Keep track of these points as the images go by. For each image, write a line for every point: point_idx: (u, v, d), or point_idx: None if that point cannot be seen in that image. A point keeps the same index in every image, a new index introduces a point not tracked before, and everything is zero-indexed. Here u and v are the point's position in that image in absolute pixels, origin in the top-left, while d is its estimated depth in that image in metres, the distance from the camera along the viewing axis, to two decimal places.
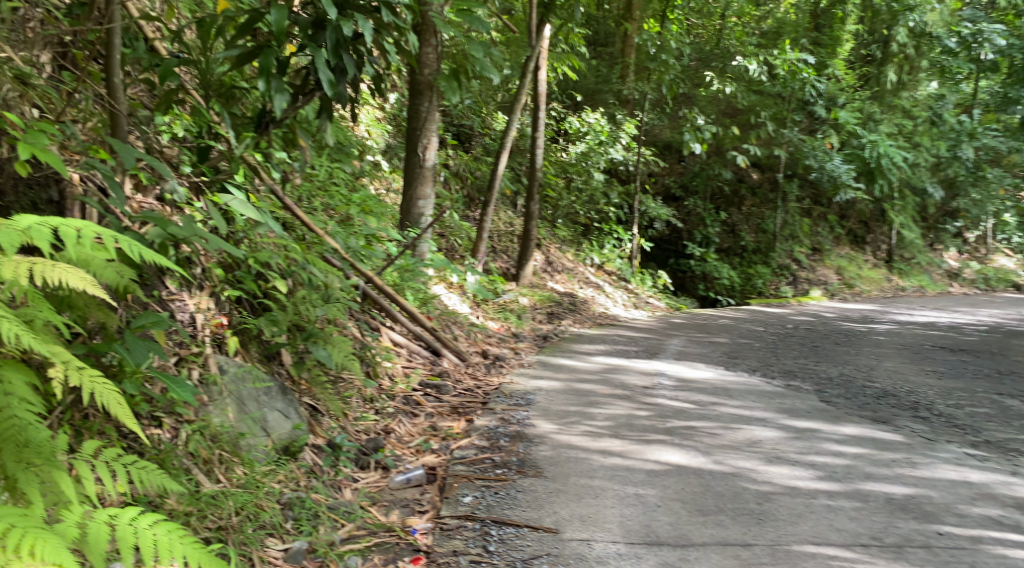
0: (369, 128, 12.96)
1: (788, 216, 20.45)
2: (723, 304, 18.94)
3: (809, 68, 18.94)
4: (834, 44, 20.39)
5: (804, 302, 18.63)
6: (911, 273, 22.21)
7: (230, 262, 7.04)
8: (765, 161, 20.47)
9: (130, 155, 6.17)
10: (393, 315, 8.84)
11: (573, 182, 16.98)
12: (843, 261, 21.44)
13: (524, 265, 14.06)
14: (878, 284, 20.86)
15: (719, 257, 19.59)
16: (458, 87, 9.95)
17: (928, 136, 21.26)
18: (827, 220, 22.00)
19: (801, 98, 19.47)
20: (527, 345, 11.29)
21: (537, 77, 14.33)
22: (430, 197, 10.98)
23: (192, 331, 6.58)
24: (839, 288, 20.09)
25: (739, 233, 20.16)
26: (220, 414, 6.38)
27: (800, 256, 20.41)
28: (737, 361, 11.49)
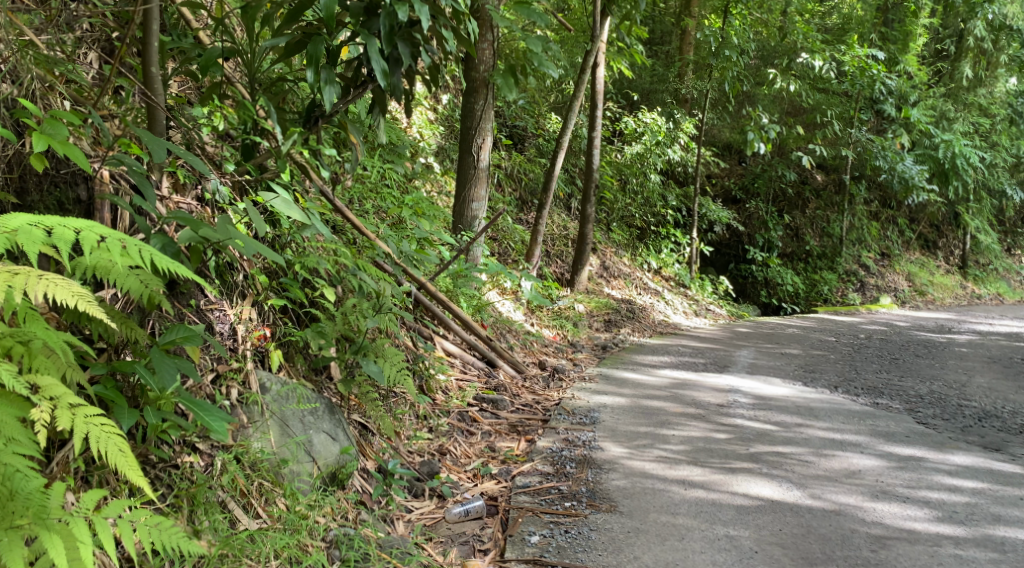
0: (421, 129, 12.40)
1: (856, 219, 19.93)
2: (787, 311, 18.14)
3: (878, 65, 18.06)
4: (905, 40, 19.68)
5: (873, 309, 17.87)
6: (986, 279, 22.02)
7: (274, 268, 6.49)
8: (831, 162, 19.75)
9: (161, 149, 5.56)
10: (446, 323, 8.29)
11: (629, 184, 16.32)
12: (913, 266, 20.71)
13: (580, 270, 13.42)
14: (950, 291, 20.19)
15: (781, 262, 18.77)
16: (516, 84, 9.37)
17: (1005, 136, 21.73)
18: (896, 224, 21.29)
19: (868, 97, 18.87)
20: (585, 355, 10.71)
21: (596, 75, 13.65)
22: (483, 199, 10.38)
23: (232, 345, 6.03)
24: (909, 295, 19.36)
25: (804, 237, 19.26)
26: (261, 439, 5.85)
27: (868, 261, 19.81)
28: (811, 377, 10.80)
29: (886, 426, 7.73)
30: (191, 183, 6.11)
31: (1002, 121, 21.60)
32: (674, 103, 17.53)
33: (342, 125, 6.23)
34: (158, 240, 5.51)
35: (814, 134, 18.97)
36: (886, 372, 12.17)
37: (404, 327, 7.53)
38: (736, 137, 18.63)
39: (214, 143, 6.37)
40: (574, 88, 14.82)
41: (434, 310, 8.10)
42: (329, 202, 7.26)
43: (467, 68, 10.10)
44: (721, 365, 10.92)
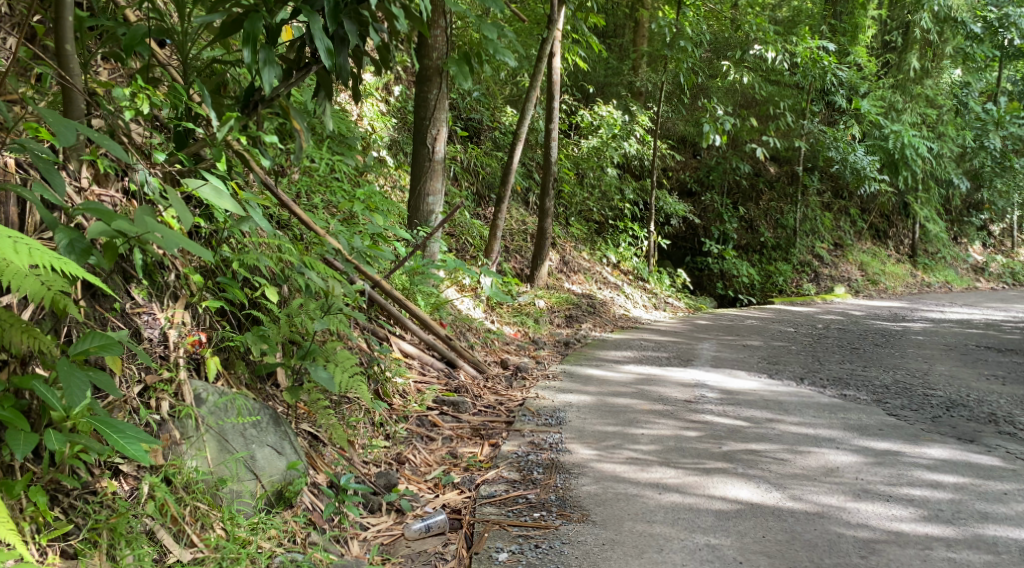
0: (373, 123, 12.00)
1: (809, 209, 19.79)
2: (744, 303, 17.91)
3: (829, 55, 17.93)
4: (855, 30, 19.61)
5: (830, 299, 17.70)
6: (936, 267, 21.96)
7: (211, 268, 6.09)
8: (784, 153, 19.57)
9: (70, 130, 5.11)
10: (403, 322, 7.93)
11: (585, 177, 16.03)
12: (866, 256, 20.60)
13: (539, 265, 13.08)
14: (903, 280, 20.11)
15: (737, 254, 18.55)
16: (470, 73, 9.03)
17: (953, 126, 21.68)
18: (848, 214, 21.18)
19: (819, 88, 18.71)
20: (548, 352, 10.37)
21: (550, 66, 13.31)
22: (439, 192, 10.00)
23: (163, 352, 5.66)
24: (863, 285, 19.23)
25: (758, 229, 19.08)
26: (196, 456, 5.49)
27: (822, 251, 19.66)
28: (776, 369, 10.54)
29: (859, 418, 7.47)
30: (114, 174, 5.73)
31: (950, 110, 21.58)
32: (629, 96, 17.26)
33: (284, 109, 5.80)
34: (64, 235, 5.09)
35: (768, 125, 18.79)
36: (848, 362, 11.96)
37: (357, 329, 7.16)
38: (691, 130, 18.38)
39: (141, 131, 5.90)
40: (530, 81, 14.47)
41: (389, 308, 7.73)
42: (275, 195, 6.89)
43: (420, 57, 9.74)
44: (686, 359, 10.62)
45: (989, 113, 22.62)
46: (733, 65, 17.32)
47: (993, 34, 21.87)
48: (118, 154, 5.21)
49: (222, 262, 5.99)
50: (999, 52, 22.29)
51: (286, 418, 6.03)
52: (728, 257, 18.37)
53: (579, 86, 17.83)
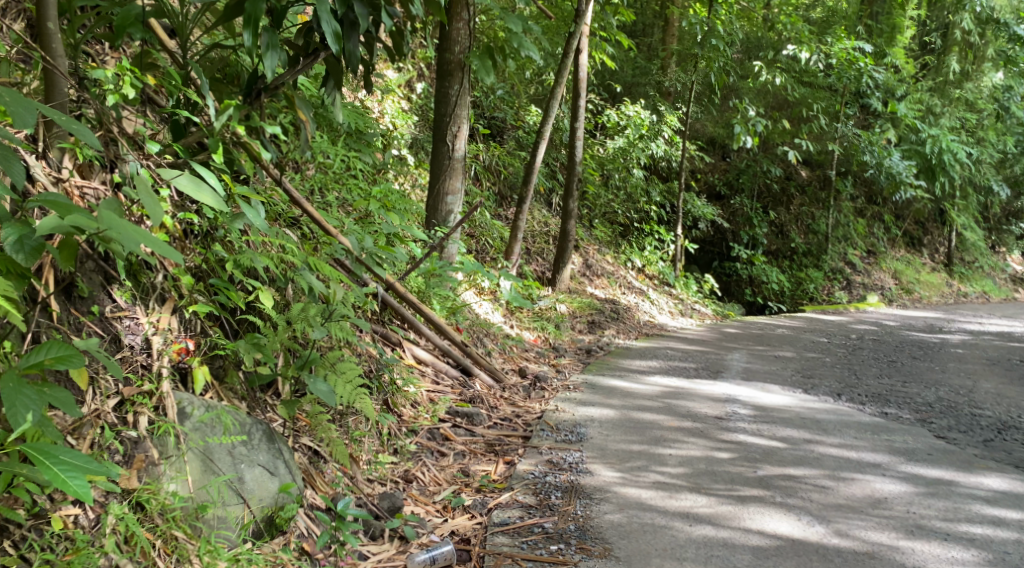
0: (394, 119, 11.59)
1: (841, 215, 19.23)
2: (773, 310, 17.35)
3: (865, 57, 17.38)
4: (893, 31, 19.04)
5: (862, 308, 17.13)
6: (971, 277, 21.34)
7: (204, 268, 5.74)
8: (817, 157, 19.01)
9: (31, 111, 4.67)
10: (418, 327, 7.53)
11: (610, 179, 15.54)
12: (899, 264, 20.00)
13: (562, 268, 12.61)
14: (937, 289, 19.50)
15: (766, 260, 17.99)
16: (493, 68, 8.62)
17: (992, 132, 21.04)
18: (881, 220, 20.59)
19: (854, 91, 18.16)
20: (569, 360, 9.91)
21: (579, 62, 12.84)
22: (459, 191, 9.57)
23: (145, 360, 5.34)
24: (896, 294, 18.64)
25: (789, 234, 18.50)
26: (176, 479, 5.15)
27: (854, 259, 19.08)
28: (810, 384, 10.06)
29: (904, 441, 7.02)
30: (99, 164, 5.36)
31: (989, 115, 20.96)
32: (657, 96, 16.77)
33: (288, 99, 5.49)
34: (12, 230, 4.72)
35: (800, 129, 18.26)
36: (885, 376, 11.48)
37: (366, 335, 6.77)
38: (721, 131, 17.85)
39: (131, 116, 5.60)
40: (556, 79, 13.99)
41: (403, 313, 7.36)
42: (285, 192, 6.54)
43: (441, 49, 9.22)
44: (715, 371, 10.15)
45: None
46: (766, 66, 16.82)
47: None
48: (84, 139, 4.80)
49: (216, 261, 5.67)
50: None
51: (281, 434, 5.68)
52: (757, 263, 17.81)
53: (606, 86, 17.32)
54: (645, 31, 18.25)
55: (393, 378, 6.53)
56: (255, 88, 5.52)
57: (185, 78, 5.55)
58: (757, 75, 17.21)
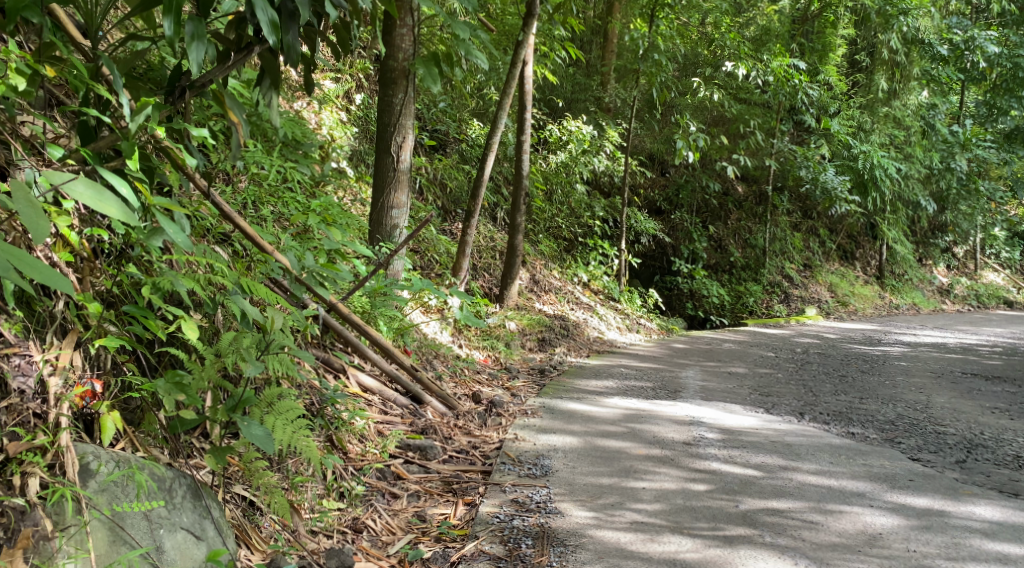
0: (332, 131, 11.02)
1: (778, 229, 18.97)
2: (714, 324, 16.85)
3: (800, 74, 17.16)
4: (825, 49, 18.61)
5: (802, 321, 16.84)
6: (904, 289, 21.24)
7: (114, 296, 5.23)
8: (753, 172, 18.76)
9: None
10: (363, 351, 7.09)
11: (552, 194, 15.08)
12: (835, 277, 19.81)
13: (508, 285, 12.11)
14: (873, 302, 19.32)
15: (708, 274, 17.57)
16: (440, 74, 8.12)
17: (921, 147, 20.92)
18: (816, 234, 20.37)
19: (789, 106, 17.92)
20: (523, 381, 9.46)
21: (523, 73, 12.36)
22: (404, 205, 9.00)
23: (41, 410, 4.84)
24: (834, 307, 18.43)
25: (728, 248, 18.14)
26: (75, 554, 4.67)
27: (792, 272, 18.80)
28: (770, 402, 9.61)
29: (880, 463, 6.57)
30: None
31: (916, 131, 20.71)
32: (598, 111, 16.38)
33: (217, 98, 5.00)
34: None
35: (738, 144, 17.95)
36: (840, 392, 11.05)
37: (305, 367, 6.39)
38: (659, 147, 17.30)
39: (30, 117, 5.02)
40: (498, 93, 13.48)
41: (345, 335, 6.96)
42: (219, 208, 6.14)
43: (385, 56, 8.83)
44: (673, 390, 9.70)
45: (957, 135, 21.95)
46: (703, 82, 16.46)
47: (959, 56, 21.15)
48: None
49: (131, 289, 5.14)
50: (964, 76, 21.66)
51: (209, 485, 5.21)
52: (698, 277, 17.40)
53: (544, 101, 16.48)
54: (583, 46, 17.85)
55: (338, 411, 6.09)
56: (179, 87, 4.99)
57: (95, 73, 4.95)
58: (695, 91, 16.79)
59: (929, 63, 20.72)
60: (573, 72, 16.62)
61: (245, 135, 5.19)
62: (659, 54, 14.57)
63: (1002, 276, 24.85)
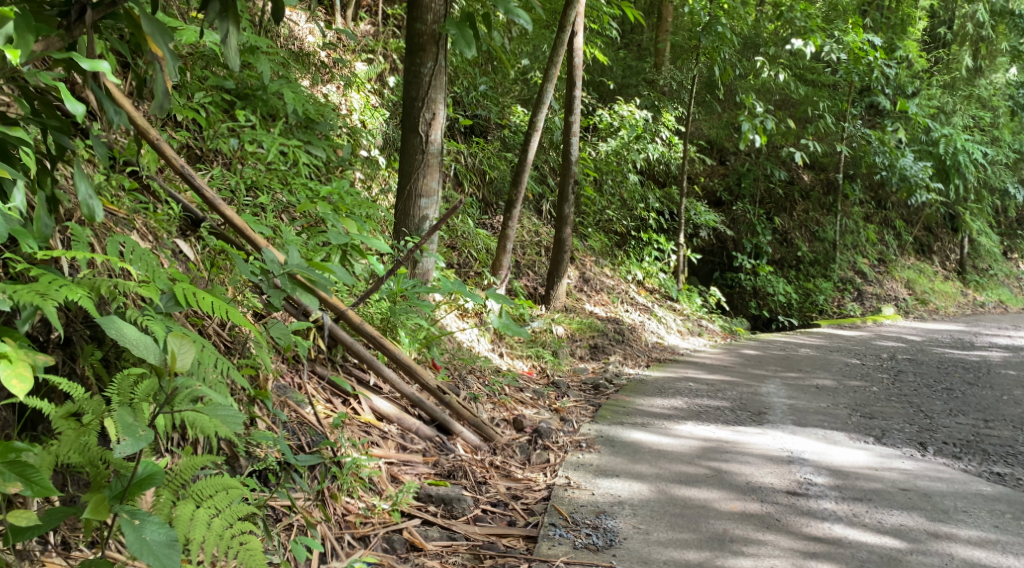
0: (362, 116, 9.43)
1: (849, 221, 16.63)
2: (781, 325, 14.63)
3: (877, 51, 14.90)
4: (903, 23, 16.58)
5: (880, 321, 14.65)
6: (989, 285, 18.91)
7: None
8: (822, 158, 16.42)
9: None
10: (378, 371, 5.65)
11: (602, 184, 13.32)
12: (912, 273, 17.29)
13: (556, 283, 10.56)
14: (955, 300, 17.02)
15: (773, 271, 15.30)
16: (473, 37, 6.66)
17: (1010, 130, 18.76)
18: (891, 226, 17.99)
19: (862, 87, 15.88)
20: (573, 400, 7.90)
21: (574, 44, 10.65)
22: (435, 193, 7.45)
23: None
24: (914, 306, 15.93)
25: (794, 241, 15.84)
26: None
27: (864, 267, 16.40)
28: (878, 426, 7.96)
29: None
30: None
31: (1005, 113, 18.59)
32: (652, 94, 14.28)
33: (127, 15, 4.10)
34: None
35: (806, 128, 15.82)
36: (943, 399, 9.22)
37: (281, 399, 5.15)
38: (720, 133, 15.42)
39: None
40: (544, 76, 11.95)
41: (351, 349, 5.55)
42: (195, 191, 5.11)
43: (410, 19, 7.24)
44: (757, 411, 8.06)
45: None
46: (767, 61, 14.46)
47: None
48: None
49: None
50: None
51: None
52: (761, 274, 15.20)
53: (593, 84, 14.71)
54: (635, 30, 16.00)
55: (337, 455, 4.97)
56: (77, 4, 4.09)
57: None
58: (760, 71, 14.84)
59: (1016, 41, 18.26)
60: (625, 55, 14.88)
61: (172, 69, 4.24)
62: (724, 26, 12.68)
63: None
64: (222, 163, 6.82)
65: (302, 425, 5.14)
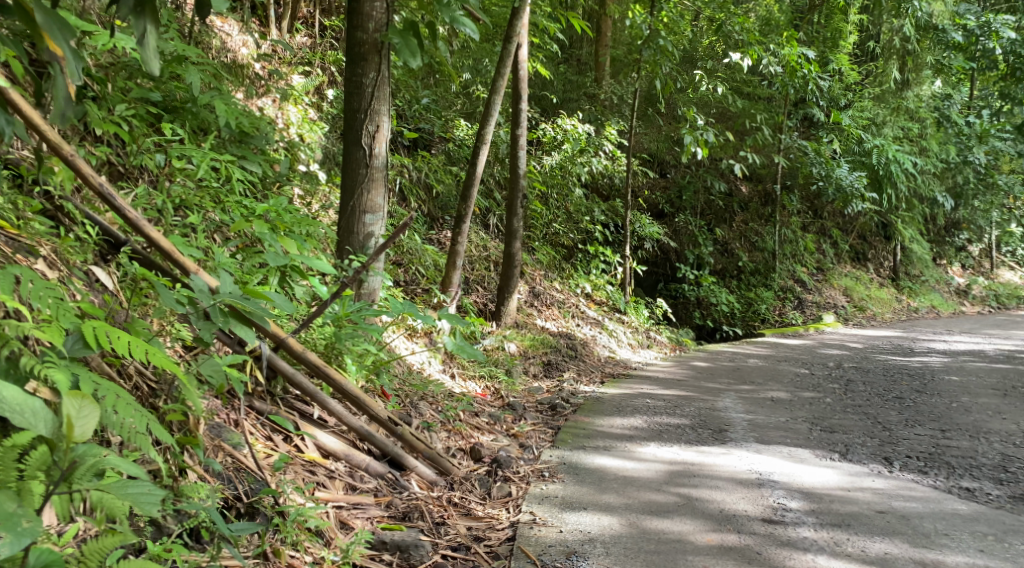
0: (299, 129, 9.00)
1: (789, 231, 16.21)
2: (726, 335, 14.39)
3: (812, 63, 14.40)
4: (835, 37, 15.82)
5: (824, 330, 14.36)
6: (921, 291, 18.02)
7: None
8: (760, 170, 16.04)
9: None
10: (323, 404, 5.42)
11: (547, 198, 12.87)
12: (849, 280, 16.89)
13: (506, 299, 10.22)
14: (892, 306, 16.50)
15: (716, 281, 14.99)
16: (420, 47, 6.39)
17: (937, 140, 17.56)
18: (827, 235, 17.39)
19: (798, 98, 15.41)
20: (529, 422, 7.60)
21: (519, 54, 10.26)
22: (381, 209, 7.07)
23: None
24: (852, 313, 15.78)
25: (735, 252, 15.53)
26: None
27: (804, 276, 16.08)
28: (842, 436, 7.76)
29: None
30: None
31: (932, 124, 17.44)
32: (595, 108, 14.05)
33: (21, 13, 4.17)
34: None
35: (744, 140, 15.32)
36: (902, 409, 8.82)
37: (213, 441, 5.04)
38: (661, 147, 14.88)
39: None
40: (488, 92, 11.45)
41: (293, 381, 5.32)
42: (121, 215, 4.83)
43: (350, 27, 6.87)
44: (719, 427, 7.80)
45: (974, 125, 18.43)
46: (705, 75, 13.93)
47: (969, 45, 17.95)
48: None
49: None
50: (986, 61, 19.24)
51: None
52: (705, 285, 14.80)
53: (535, 98, 14.23)
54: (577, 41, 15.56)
55: (279, 507, 4.93)
56: None
57: None
58: (698, 84, 14.48)
59: (939, 53, 17.62)
60: (565, 69, 14.39)
61: (72, 70, 4.33)
62: (665, 40, 12.13)
63: (1018, 275, 20.83)
64: (149, 180, 6.36)
65: (240, 472, 5.03)
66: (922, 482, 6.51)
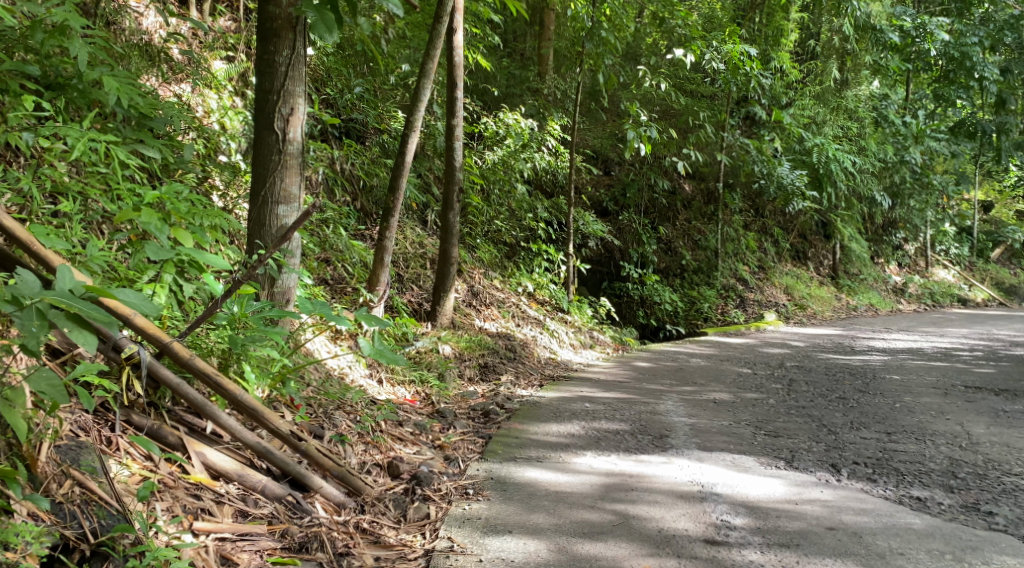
0: (220, 117, 8.21)
1: (730, 229, 15.85)
2: (668, 335, 13.97)
3: (755, 60, 13.88)
4: (776, 35, 15.19)
5: (765, 328, 13.97)
6: (861, 290, 17.71)
7: None
8: (702, 168, 15.56)
9: None
10: (214, 417, 5.13)
11: (488, 193, 12.25)
12: (791, 279, 16.51)
13: (441, 298, 9.67)
14: (832, 305, 16.17)
15: (659, 280, 14.50)
16: (338, 23, 5.82)
17: (874, 140, 17.21)
18: (769, 233, 17.03)
19: (738, 95, 14.87)
20: (458, 430, 7.09)
21: (454, 40, 9.65)
22: (296, 199, 6.47)
23: None
24: (794, 311, 15.41)
25: (678, 250, 15.04)
26: None
27: (746, 274, 15.68)
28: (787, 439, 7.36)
29: None
30: None
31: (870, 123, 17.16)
32: (537, 103, 13.42)
33: None
34: None
35: (686, 137, 14.78)
36: (847, 410, 8.39)
37: (62, 469, 4.78)
38: (603, 143, 14.27)
39: None
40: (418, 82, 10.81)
41: (178, 391, 5.08)
42: None
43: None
44: (660, 432, 7.34)
45: (909, 126, 18.18)
46: (647, 71, 13.34)
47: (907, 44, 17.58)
48: None
49: None
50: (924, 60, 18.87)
51: None
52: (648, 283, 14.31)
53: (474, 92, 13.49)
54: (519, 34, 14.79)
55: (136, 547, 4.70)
56: None
57: None
58: (640, 80, 13.92)
59: (876, 54, 17.08)
60: (507, 63, 13.82)
61: None
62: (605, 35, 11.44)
63: (954, 273, 20.54)
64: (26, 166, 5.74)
65: (89, 505, 4.75)
66: (870, 489, 6.12)
